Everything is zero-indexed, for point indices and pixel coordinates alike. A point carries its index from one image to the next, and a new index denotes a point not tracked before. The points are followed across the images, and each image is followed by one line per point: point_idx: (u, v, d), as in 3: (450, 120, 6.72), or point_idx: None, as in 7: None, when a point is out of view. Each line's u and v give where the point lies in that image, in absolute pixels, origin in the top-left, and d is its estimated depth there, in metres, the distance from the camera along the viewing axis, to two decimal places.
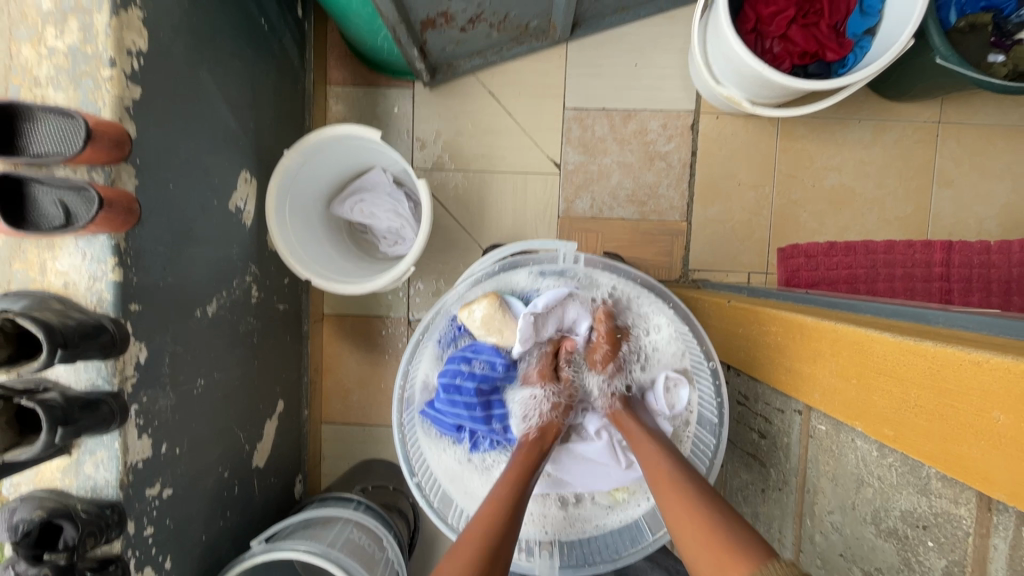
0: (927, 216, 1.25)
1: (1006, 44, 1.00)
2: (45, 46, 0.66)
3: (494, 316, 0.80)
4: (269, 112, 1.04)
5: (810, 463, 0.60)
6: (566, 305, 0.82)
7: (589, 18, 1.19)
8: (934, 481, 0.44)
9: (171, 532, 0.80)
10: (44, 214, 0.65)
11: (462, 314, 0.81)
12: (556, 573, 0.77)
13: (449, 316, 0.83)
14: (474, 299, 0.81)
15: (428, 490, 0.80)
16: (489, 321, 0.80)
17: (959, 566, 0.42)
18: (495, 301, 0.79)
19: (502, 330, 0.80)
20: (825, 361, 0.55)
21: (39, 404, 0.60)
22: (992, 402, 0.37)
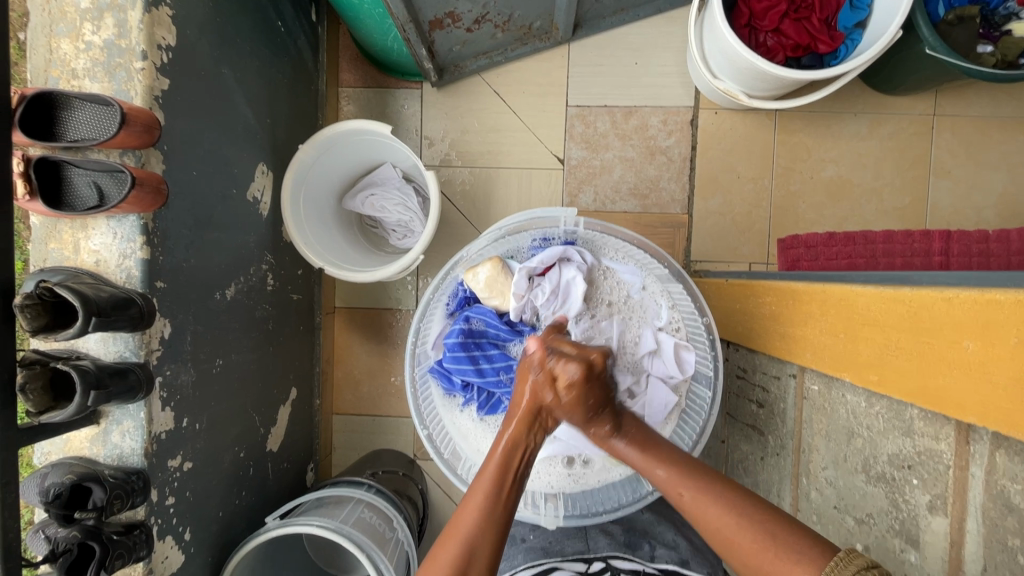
0: (924, 206, 1.27)
1: (994, 36, 1.04)
2: (82, 41, 0.71)
3: (497, 278, 0.83)
4: (284, 109, 1.09)
5: (805, 423, 0.63)
6: (563, 268, 0.84)
7: (590, 19, 1.24)
8: (917, 422, 0.46)
9: (190, 505, 0.83)
10: (78, 195, 0.70)
11: (467, 277, 0.85)
12: (562, 521, 0.77)
13: (455, 279, 0.87)
14: (478, 262, 0.85)
15: (439, 443, 0.82)
16: (493, 283, 0.83)
17: (942, 499, 0.44)
18: (498, 263, 0.83)
19: (505, 292, 0.84)
20: (815, 321, 0.58)
21: (74, 368, 0.64)
22: (963, 333, 0.39)
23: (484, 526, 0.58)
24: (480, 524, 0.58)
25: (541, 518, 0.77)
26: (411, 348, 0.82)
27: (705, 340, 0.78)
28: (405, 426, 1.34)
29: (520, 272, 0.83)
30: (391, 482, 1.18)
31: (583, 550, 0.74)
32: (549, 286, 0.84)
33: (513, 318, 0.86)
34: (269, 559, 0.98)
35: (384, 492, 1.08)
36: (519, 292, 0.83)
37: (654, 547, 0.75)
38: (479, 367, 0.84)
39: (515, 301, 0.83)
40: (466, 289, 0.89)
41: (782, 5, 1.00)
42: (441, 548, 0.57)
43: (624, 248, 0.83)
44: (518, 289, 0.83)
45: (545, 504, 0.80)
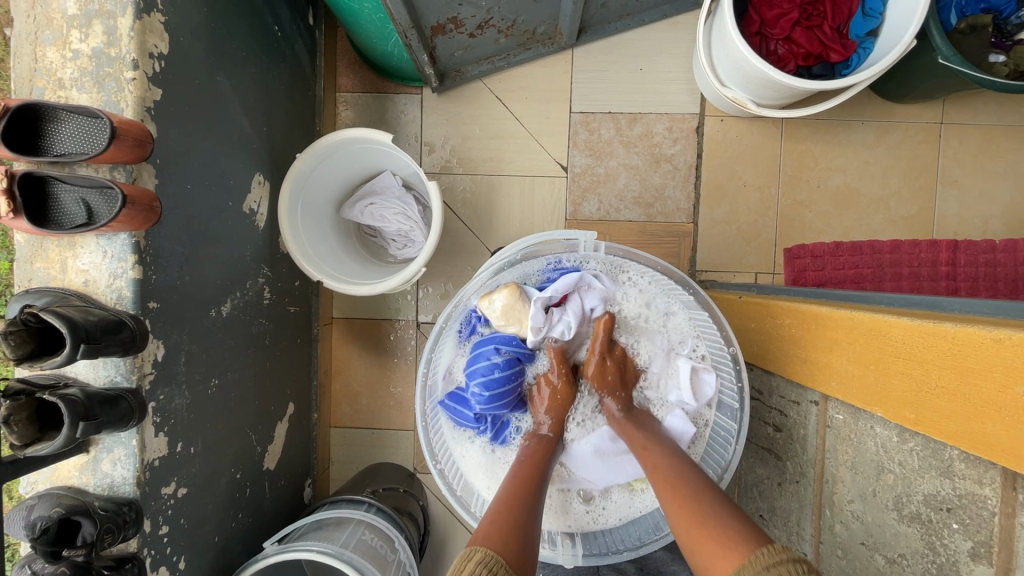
0: (932, 215, 1.26)
1: (1007, 46, 1.02)
2: (70, 49, 0.68)
3: (514, 307, 0.78)
4: (281, 116, 1.05)
5: (828, 453, 0.61)
6: (582, 294, 0.81)
7: (595, 23, 1.21)
8: (957, 463, 0.44)
9: (185, 532, 0.80)
10: (66, 212, 0.67)
11: (481, 304, 0.80)
12: (580, 560, 0.76)
13: (468, 306, 0.83)
14: (493, 288, 0.80)
15: (451, 478, 0.80)
16: (510, 312, 0.79)
17: (986, 547, 0.42)
18: (515, 291, 0.78)
19: (522, 320, 0.79)
20: (841, 350, 0.56)
21: (61, 399, 0.60)
22: (1015, 377, 0.37)
23: (525, 511, 0.61)
24: (519, 509, 0.61)
25: (558, 557, 0.76)
26: (423, 380, 0.81)
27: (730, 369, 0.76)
28: (405, 439, 1.31)
29: (537, 303, 0.78)
30: (391, 500, 1.15)
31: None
32: (571, 317, 0.80)
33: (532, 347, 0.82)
34: None
35: (385, 511, 1.04)
36: (537, 324, 0.79)
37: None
38: (493, 402, 0.79)
39: (533, 332, 0.79)
40: (479, 315, 0.85)
41: (794, 13, 0.98)
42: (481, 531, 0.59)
43: (647, 274, 0.80)
44: (535, 323, 0.78)
45: (562, 542, 0.78)
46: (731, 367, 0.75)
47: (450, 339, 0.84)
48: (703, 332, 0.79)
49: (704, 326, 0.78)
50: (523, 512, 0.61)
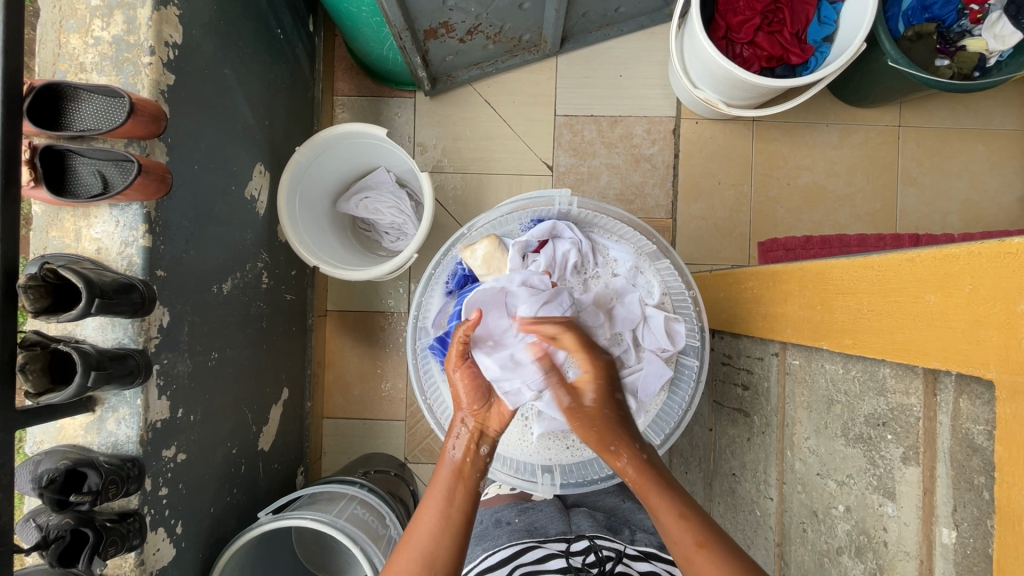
0: (894, 211, 1.34)
1: (951, 51, 1.12)
2: (92, 36, 0.74)
3: (495, 255, 0.84)
4: (282, 112, 1.12)
5: (788, 398, 0.66)
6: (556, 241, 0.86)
7: (577, 33, 1.30)
8: (889, 380, 0.50)
9: (182, 498, 0.82)
10: (81, 183, 0.71)
11: (465, 255, 0.87)
12: (558, 489, 0.81)
13: (455, 257, 0.90)
14: (476, 240, 0.87)
15: (439, 412, 0.87)
16: (490, 260, 0.85)
17: (913, 450, 0.47)
18: (495, 240, 0.85)
19: (502, 268, 0.85)
20: (795, 297, 0.62)
21: (75, 351, 0.65)
22: (925, 288, 0.43)
23: (440, 531, 0.63)
24: (435, 534, 0.63)
25: (539, 487, 0.82)
26: (412, 322, 0.88)
27: (692, 312, 0.84)
28: (396, 429, 1.34)
29: (514, 248, 0.83)
30: (383, 483, 1.17)
31: (564, 531, 0.75)
32: (544, 259, 0.84)
33: None
34: (259, 558, 0.97)
35: (377, 490, 1.07)
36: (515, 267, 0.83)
37: (634, 532, 0.77)
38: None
39: None
40: (466, 268, 0.90)
41: (756, 20, 1.07)
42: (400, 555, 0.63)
43: (618, 227, 0.88)
44: (513, 266, 0.83)
45: (542, 474, 0.83)
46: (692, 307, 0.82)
47: (437, 290, 0.90)
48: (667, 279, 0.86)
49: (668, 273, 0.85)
50: (435, 541, 0.63)
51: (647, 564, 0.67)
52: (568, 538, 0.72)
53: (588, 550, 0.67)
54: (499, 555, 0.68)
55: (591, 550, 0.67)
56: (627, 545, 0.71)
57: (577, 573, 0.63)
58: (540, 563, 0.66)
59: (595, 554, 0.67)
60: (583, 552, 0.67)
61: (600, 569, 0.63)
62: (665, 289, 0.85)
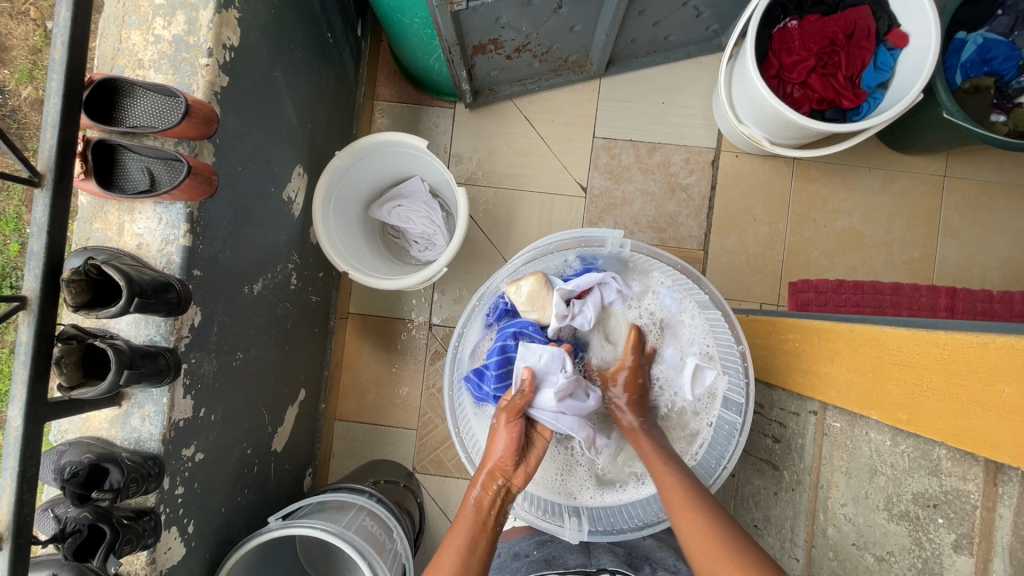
0: (932, 262, 1.31)
1: (1007, 107, 1.09)
2: (152, 34, 0.75)
3: (540, 293, 0.84)
4: (325, 114, 1.12)
5: (824, 459, 0.64)
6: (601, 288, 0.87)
7: (623, 57, 1.29)
8: (944, 462, 0.48)
9: (197, 496, 0.82)
10: (129, 178, 0.72)
11: (509, 289, 0.86)
12: (585, 535, 0.79)
13: (497, 290, 0.88)
14: (522, 276, 0.87)
15: (468, 444, 0.86)
16: (534, 297, 0.84)
17: (967, 538, 0.46)
18: (541, 278, 0.84)
19: (545, 306, 0.85)
20: (842, 360, 0.60)
21: (109, 347, 0.65)
22: (997, 376, 0.41)
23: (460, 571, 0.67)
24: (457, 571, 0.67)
25: (565, 532, 0.79)
26: (451, 354, 0.86)
27: (737, 363, 0.81)
28: (407, 438, 1.34)
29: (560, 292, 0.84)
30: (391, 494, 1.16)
31: (583, 563, 0.76)
32: (590, 310, 0.86)
33: (552, 332, 0.87)
34: (262, 561, 0.96)
35: (385, 501, 1.06)
36: (559, 312, 0.84)
37: (656, 570, 0.77)
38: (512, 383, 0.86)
39: (556, 319, 0.84)
40: (507, 301, 0.90)
41: (810, 60, 1.06)
42: None
43: (668, 272, 0.85)
44: (558, 310, 0.84)
45: (568, 517, 0.82)
46: (739, 362, 0.80)
47: (477, 322, 0.90)
48: (710, 328, 0.85)
49: (712, 323, 0.84)
50: None
51: None
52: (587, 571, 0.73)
53: None
54: None
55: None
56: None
57: None
58: None
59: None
60: None
61: None
62: (712, 338, 0.84)
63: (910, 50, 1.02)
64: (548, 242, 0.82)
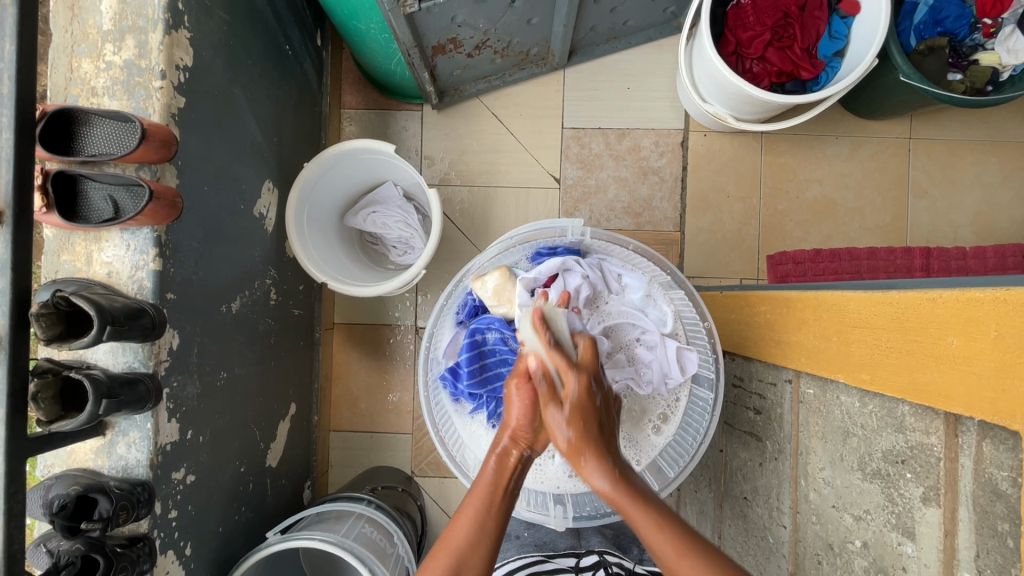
0: (905, 224, 1.33)
1: (963, 65, 1.10)
2: (103, 61, 0.74)
3: (505, 287, 0.85)
4: (290, 127, 1.12)
5: (801, 426, 0.65)
6: (566, 275, 0.85)
7: (584, 46, 1.30)
8: (908, 418, 0.49)
9: (192, 518, 0.82)
10: (93, 208, 0.71)
11: (475, 285, 0.87)
12: (569, 521, 0.82)
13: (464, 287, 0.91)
14: (486, 271, 0.87)
15: (449, 443, 0.87)
16: (501, 291, 0.85)
17: (934, 490, 0.47)
18: (506, 272, 0.85)
19: (512, 300, 0.85)
20: (809, 327, 0.62)
21: (86, 377, 0.65)
22: (947, 330, 0.43)
23: (476, 543, 0.60)
24: (471, 544, 0.60)
25: (551, 520, 0.81)
26: (424, 354, 0.89)
27: (704, 341, 0.83)
28: (402, 442, 1.34)
29: (522, 283, 0.83)
30: (390, 498, 1.17)
31: (573, 545, 0.86)
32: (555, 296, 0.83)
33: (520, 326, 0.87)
34: None
35: (384, 507, 1.07)
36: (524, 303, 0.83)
37: (644, 552, 0.86)
38: (486, 378, 0.86)
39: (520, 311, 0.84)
40: (475, 298, 0.92)
41: (766, 35, 1.07)
42: (432, 560, 0.59)
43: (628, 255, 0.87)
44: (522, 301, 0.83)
45: (554, 505, 0.83)
46: (706, 339, 0.82)
47: (448, 321, 0.92)
48: (677, 306, 0.85)
49: (677, 301, 0.85)
50: (467, 555, 0.59)
51: None
52: (577, 553, 0.80)
53: (597, 566, 0.75)
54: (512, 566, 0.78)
55: (600, 566, 0.76)
56: (636, 564, 0.79)
57: None
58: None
59: (603, 569, 0.75)
60: (592, 567, 0.76)
61: None
62: (679, 318, 0.85)
63: (863, 17, 1.03)
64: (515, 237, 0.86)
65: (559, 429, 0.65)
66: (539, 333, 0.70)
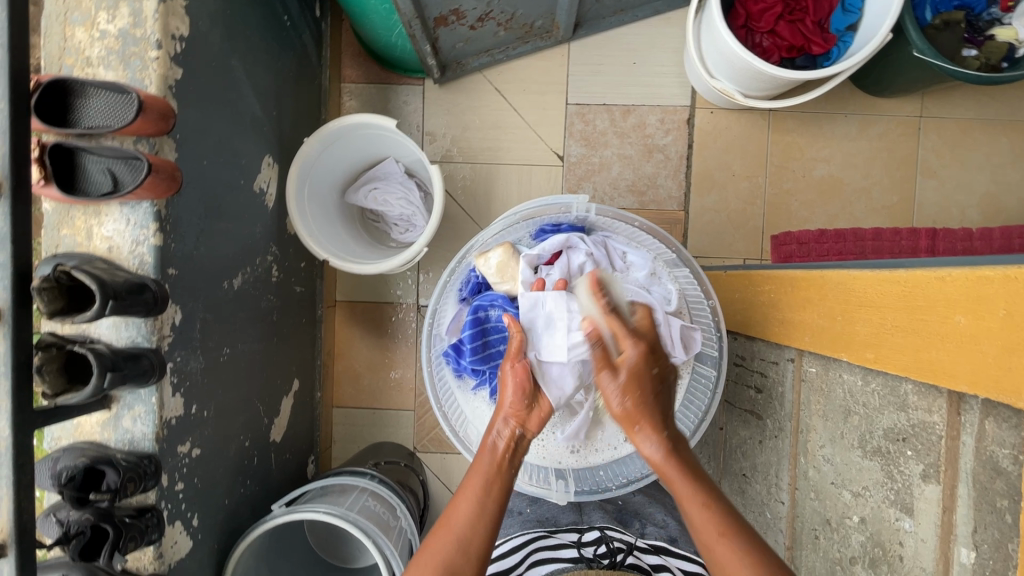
0: (912, 204, 1.31)
1: (979, 40, 1.07)
2: (97, 30, 0.72)
3: (508, 263, 0.87)
4: (290, 101, 1.10)
5: (803, 405, 0.66)
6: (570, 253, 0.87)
7: (590, 19, 1.26)
8: (911, 397, 0.49)
9: (198, 491, 0.84)
10: (92, 181, 0.70)
11: (479, 262, 0.88)
12: (572, 496, 0.84)
13: (467, 264, 0.91)
14: (490, 248, 0.89)
15: (452, 419, 0.88)
16: (504, 268, 0.87)
17: (934, 467, 0.47)
18: (509, 249, 0.87)
19: (515, 277, 0.86)
20: (814, 305, 0.61)
21: (89, 351, 0.65)
22: (954, 308, 0.43)
23: (476, 521, 0.63)
24: (472, 522, 0.63)
25: (553, 494, 0.84)
26: (427, 331, 0.89)
27: (708, 320, 0.83)
28: (405, 418, 1.35)
29: (525, 260, 0.84)
30: (393, 473, 1.19)
31: (576, 522, 0.85)
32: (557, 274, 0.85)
33: None
34: (271, 548, 0.98)
35: (387, 481, 1.09)
36: (527, 279, 0.85)
37: (645, 525, 0.87)
38: (489, 354, 0.86)
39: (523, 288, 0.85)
40: (478, 276, 0.93)
41: (778, 8, 1.04)
42: (434, 537, 0.63)
43: (633, 234, 0.87)
44: (524, 278, 0.84)
45: (556, 480, 0.86)
46: (710, 318, 0.82)
47: (451, 299, 0.93)
48: (681, 284, 0.85)
49: (682, 280, 0.85)
50: (469, 534, 0.62)
51: (657, 558, 0.76)
52: (579, 529, 0.81)
53: (600, 542, 0.76)
54: (512, 545, 0.78)
55: (602, 541, 0.77)
56: (637, 538, 0.81)
57: (590, 563, 0.72)
58: (555, 551, 0.75)
59: (605, 545, 0.76)
60: (595, 543, 0.76)
61: (610, 560, 0.73)
62: (683, 296, 0.85)
63: None
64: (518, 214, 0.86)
65: (612, 397, 0.69)
66: (594, 297, 0.75)
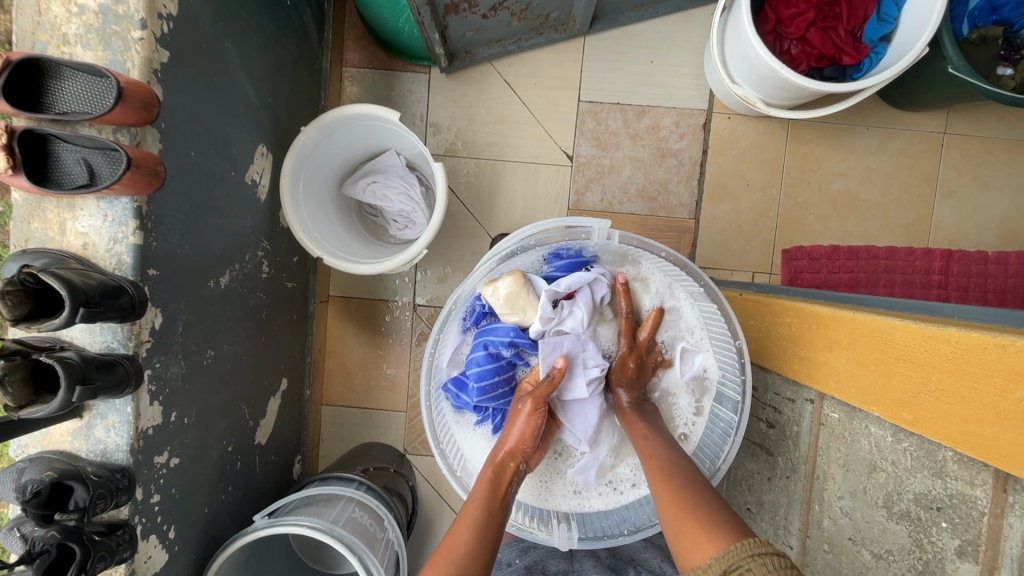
0: (929, 224, 1.27)
1: (1015, 58, 1.02)
2: (75, 4, 0.66)
3: (518, 294, 0.84)
4: (287, 86, 1.03)
5: (821, 450, 0.66)
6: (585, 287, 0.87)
7: (609, 12, 1.20)
8: (950, 464, 0.51)
9: (176, 502, 0.80)
10: (66, 172, 0.65)
11: (486, 291, 0.87)
12: (574, 540, 0.82)
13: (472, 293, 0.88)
14: (499, 276, 0.87)
15: (451, 458, 0.86)
16: (513, 300, 0.85)
17: (972, 544, 0.49)
18: (519, 279, 0.85)
19: (525, 309, 0.85)
20: (842, 349, 0.62)
21: (57, 361, 0.60)
22: (1015, 383, 0.43)
23: (476, 540, 0.65)
24: (471, 540, 0.65)
25: (555, 539, 0.82)
26: (428, 363, 0.86)
27: (731, 357, 0.80)
28: (396, 420, 1.31)
29: (545, 295, 0.84)
30: (381, 479, 1.15)
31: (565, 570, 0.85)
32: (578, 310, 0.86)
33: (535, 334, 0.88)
34: (253, 557, 0.95)
35: (375, 489, 1.05)
36: (546, 314, 0.85)
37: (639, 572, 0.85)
38: (498, 391, 0.87)
39: (539, 321, 0.85)
40: (484, 305, 0.91)
41: (809, 14, 0.98)
42: (435, 562, 0.63)
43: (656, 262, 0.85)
44: (544, 313, 0.85)
45: (557, 524, 0.85)
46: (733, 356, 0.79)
47: (454, 329, 0.90)
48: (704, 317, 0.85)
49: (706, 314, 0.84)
50: (470, 551, 0.64)
51: None
52: None
53: None
54: None
55: None
56: None
57: None
58: None
59: None
60: None
61: None
62: None
63: None
64: (524, 242, 0.81)
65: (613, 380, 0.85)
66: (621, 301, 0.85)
